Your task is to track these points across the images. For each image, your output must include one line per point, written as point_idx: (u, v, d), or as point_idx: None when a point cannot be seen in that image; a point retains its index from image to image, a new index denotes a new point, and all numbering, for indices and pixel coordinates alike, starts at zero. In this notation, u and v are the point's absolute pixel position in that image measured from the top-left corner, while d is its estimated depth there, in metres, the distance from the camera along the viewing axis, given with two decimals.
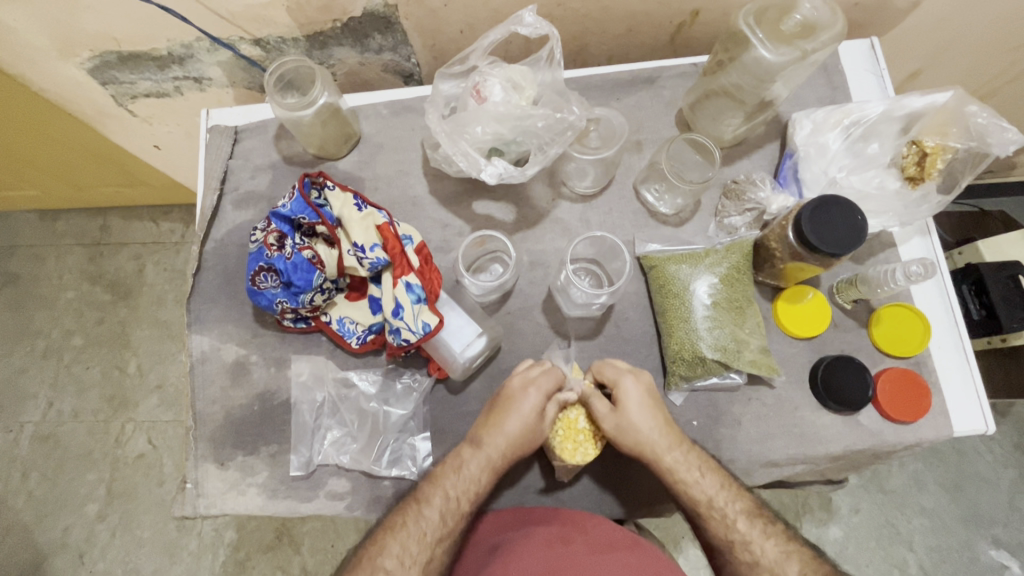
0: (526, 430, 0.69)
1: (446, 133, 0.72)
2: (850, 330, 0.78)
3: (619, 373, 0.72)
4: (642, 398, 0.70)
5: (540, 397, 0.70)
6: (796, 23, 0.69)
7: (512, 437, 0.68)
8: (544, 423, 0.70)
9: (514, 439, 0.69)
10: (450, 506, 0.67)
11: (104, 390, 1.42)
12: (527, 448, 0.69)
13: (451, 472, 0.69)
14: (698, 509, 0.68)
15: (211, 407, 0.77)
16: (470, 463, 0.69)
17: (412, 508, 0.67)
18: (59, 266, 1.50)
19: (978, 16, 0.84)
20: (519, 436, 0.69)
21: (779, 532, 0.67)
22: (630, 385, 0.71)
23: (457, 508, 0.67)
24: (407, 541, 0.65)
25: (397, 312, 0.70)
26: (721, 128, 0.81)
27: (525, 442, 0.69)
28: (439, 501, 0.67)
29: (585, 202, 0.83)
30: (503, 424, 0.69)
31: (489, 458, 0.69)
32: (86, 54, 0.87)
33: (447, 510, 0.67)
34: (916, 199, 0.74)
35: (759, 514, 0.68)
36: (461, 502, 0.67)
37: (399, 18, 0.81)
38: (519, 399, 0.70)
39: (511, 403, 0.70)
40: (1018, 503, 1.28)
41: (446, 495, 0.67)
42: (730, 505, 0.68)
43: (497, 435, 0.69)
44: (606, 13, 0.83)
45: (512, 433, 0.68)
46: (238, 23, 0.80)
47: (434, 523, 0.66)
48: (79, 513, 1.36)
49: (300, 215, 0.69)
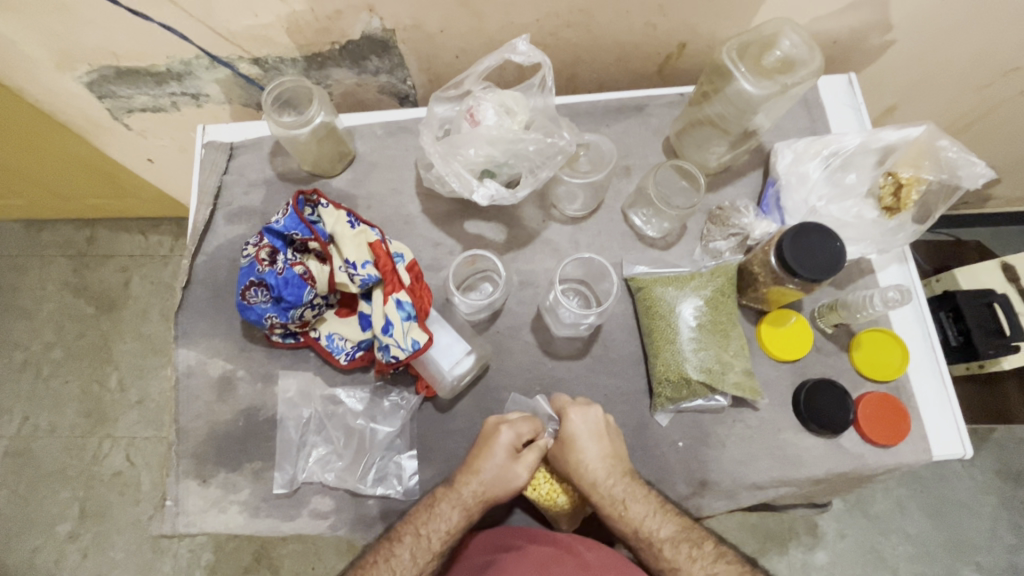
0: (499, 471, 0.69)
1: (440, 155, 0.73)
2: (832, 353, 0.79)
3: (563, 407, 0.74)
4: (585, 429, 0.72)
5: (512, 433, 0.70)
6: (776, 59, 0.73)
7: (485, 477, 0.68)
8: (518, 463, 0.69)
9: (489, 481, 0.68)
10: (421, 545, 0.67)
11: (83, 405, 1.39)
12: (501, 491, 0.68)
13: (424, 511, 0.69)
14: (629, 538, 0.69)
15: (195, 422, 0.76)
16: (443, 502, 0.69)
17: (384, 546, 0.67)
18: (42, 277, 1.48)
19: (949, 56, 0.89)
20: (493, 478, 0.68)
21: (716, 552, 0.67)
22: (575, 419, 0.72)
23: (428, 548, 0.67)
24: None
25: (386, 329, 0.70)
26: (706, 155, 0.84)
27: (499, 484, 0.69)
28: (410, 539, 0.67)
29: (575, 224, 0.85)
30: (476, 465, 0.69)
31: (462, 498, 0.68)
32: (85, 68, 0.88)
33: (418, 549, 0.67)
34: (893, 228, 0.77)
35: (685, 539, 0.67)
36: (432, 541, 0.67)
37: (396, 42, 0.84)
38: (493, 438, 0.70)
39: (485, 443, 0.70)
40: (998, 528, 1.29)
41: (417, 534, 0.67)
42: (655, 532, 0.68)
43: (472, 476, 0.69)
44: (596, 42, 0.86)
45: (484, 474, 0.68)
46: (238, 42, 0.82)
47: (405, 563, 0.66)
48: (49, 533, 1.32)
49: (293, 231, 0.70)
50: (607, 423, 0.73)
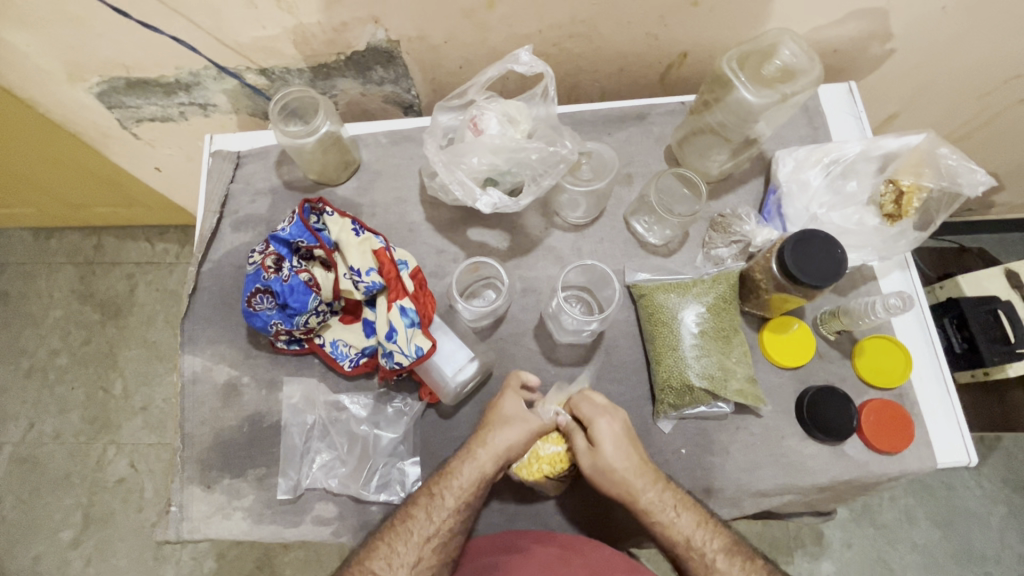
0: (510, 428, 0.71)
1: (444, 163, 0.74)
2: (835, 360, 0.79)
3: (592, 412, 0.71)
4: (613, 439, 0.69)
5: (513, 399, 0.73)
6: (776, 68, 0.74)
7: (498, 432, 0.70)
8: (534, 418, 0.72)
9: (502, 435, 0.70)
10: (434, 504, 0.68)
11: (88, 411, 1.40)
12: (515, 440, 0.70)
13: (439, 474, 0.70)
14: (677, 549, 0.68)
15: (201, 428, 0.77)
16: (456, 463, 0.70)
17: (403, 508, 0.69)
18: (50, 284, 1.49)
19: (949, 65, 0.89)
20: (505, 430, 0.70)
21: (726, 548, 0.68)
22: (604, 425, 0.70)
23: (443, 508, 0.68)
24: (397, 540, 0.66)
25: (390, 335, 0.71)
26: (708, 163, 0.84)
27: (513, 434, 0.70)
28: (424, 500, 0.68)
29: (577, 232, 0.85)
30: (487, 420, 0.71)
31: (473, 454, 0.69)
32: (95, 79, 0.90)
33: (432, 509, 0.68)
34: (895, 235, 0.77)
35: (737, 552, 0.68)
36: (445, 499, 0.68)
37: (401, 52, 0.85)
38: (498, 401, 0.73)
39: (491, 405, 0.73)
40: (1007, 538, 1.28)
41: (431, 493, 0.68)
42: (707, 543, 0.67)
43: (482, 432, 0.71)
44: (598, 52, 0.87)
45: (493, 425, 0.71)
46: (245, 53, 0.84)
47: (421, 522, 0.67)
48: (53, 540, 1.32)
49: (299, 238, 0.71)
50: (630, 432, 0.71)
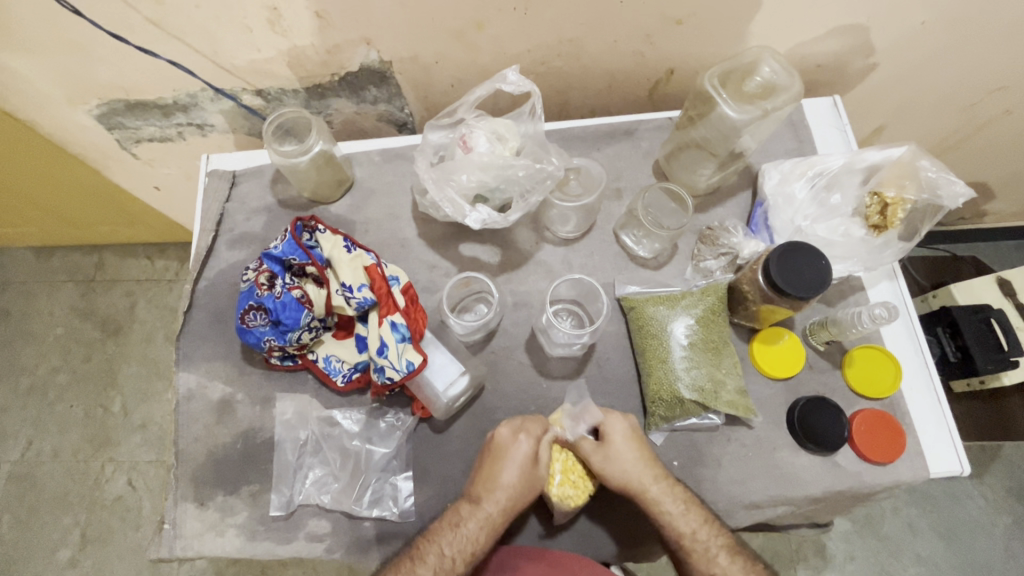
0: (525, 479, 0.70)
1: (434, 180, 0.75)
2: (824, 371, 0.80)
3: (603, 413, 0.74)
4: (626, 433, 0.73)
5: (530, 442, 0.72)
6: (757, 84, 0.76)
7: (509, 487, 0.70)
8: (540, 470, 0.71)
9: (514, 492, 0.70)
10: (445, 566, 0.66)
11: (87, 429, 1.41)
12: (522, 497, 0.70)
13: (448, 529, 0.68)
14: (683, 542, 0.68)
15: (195, 445, 0.77)
16: (469, 521, 0.68)
17: (406, 563, 0.66)
18: (51, 302, 1.51)
19: (931, 78, 0.91)
20: (517, 485, 0.70)
21: (729, 546, 0.68)
22: (615, 422, 0.73)
23: (451, 569, 0.66)
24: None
25: (381, 350, 0.72)
26: (694, 177, 0.86)
27: (523, 491, 0.70)
28: (434, 559, 0.66)
29: (568, 245, 0.86)
30: (502, 476, 0.70)
31: (488, 514, 0.69)
32: (95, 101, 0.92)
33: (441, 569, 0.66)
34: (880, 245, 0.78)
35: (739, 554, 0.68)
36: (455, 562, 0.67)
37: (394, 73, 0.87)
38: (511, 448, 0.71)
39: (502, 452, 0.71)
40: (1012, 549, 1.27)
41: (441, 553, 0.66)
42: (712, 538, 0.68)
43: (495, 488, 0.69)
44: (586, 70, 0.89)
45: (509, 485, 0.69)
46: (241, 75, 0.86)
47: None
48: (50, 560, 1.31)
49: (291, 255, 0.72)
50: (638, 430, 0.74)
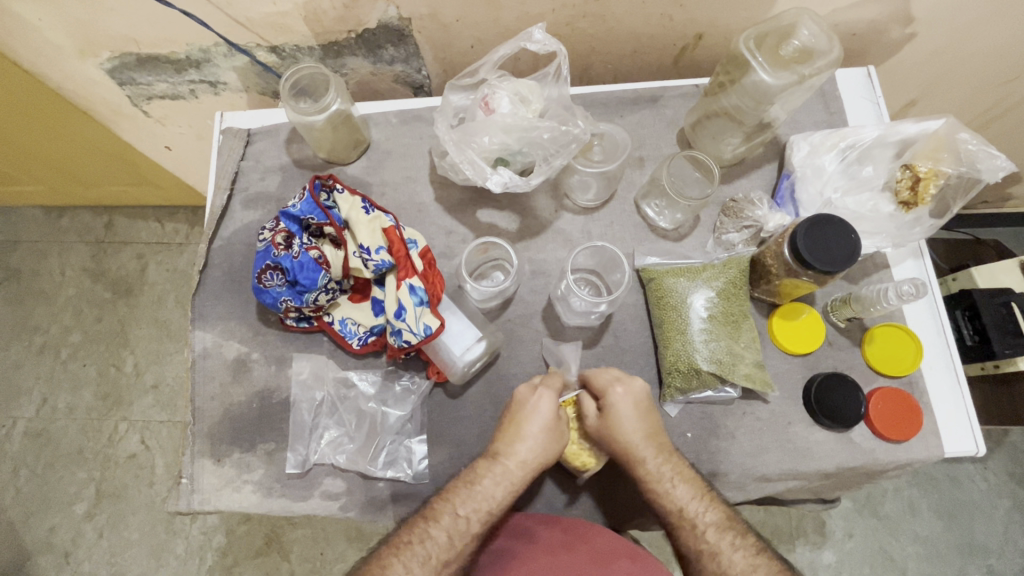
0: (542, 438, 0.70)
1: (454, 142, 0.73)
2: (844, 348, 0.79)
3: (610, 379, 0.73)
4: (631, 407, 0.71)
5: (551, 400, 0.71)
6: (795, 48, 0.72)
7: (532, 443, 0.69)
8: (563, 425, 0.72)
9: (536, 447, 0.69)
10: (460, 526, 0.65)
11: (100, 387, 1.42)
12: (549, 454, 0.70)
13: (464, 488, 0.68)
14: (669, 518, 0.68)
15: (211, 403, 0.78)
16: (486, 478, 0.68)
17: (420, 526, 0.65)
18: (62, 262, 1.51)
19: (972, 50, 0.87)
20: (540, 441, 0.70)
21: (718, 522, 0.67)
22: (619, 394, 0.71)
23: (466, 529, 0.65)
24: (412, 562, 0.63)
25: (399, 313, 0.71)
26: (721, 147, 0.83)
27: (548, 448, 0.70)
28: (448, 520, 0.65)
29: (587, 214, 0.85)
30: (521, 431, 0.70)
31: (505, 472, 0.68)
32: (106, 54, 0.90)
33: (455, 530, 0.65)
34: (910, 222, 0.76)
35: (729, 527, 0.67)
36: (472, 522, 0.66)
37: (412, 31, 0.84)
38: (532, 402, 0.71)
39: (524, 408, 0.71)
40: (1011, 532, 1.28)
41: (456, 514, 0.66)
42: (700, 515, 0.67)
43: (515, 445, 0.69)
44: (611, 33, 0.86)
45: (529, 439, 0.69)
46: (256, 29, 0.83)
47: (441, 544, 0.64)
48: (67, 513, 1.35)
49: (309, 215, 0.71)
50: (648, 396, 0.73)
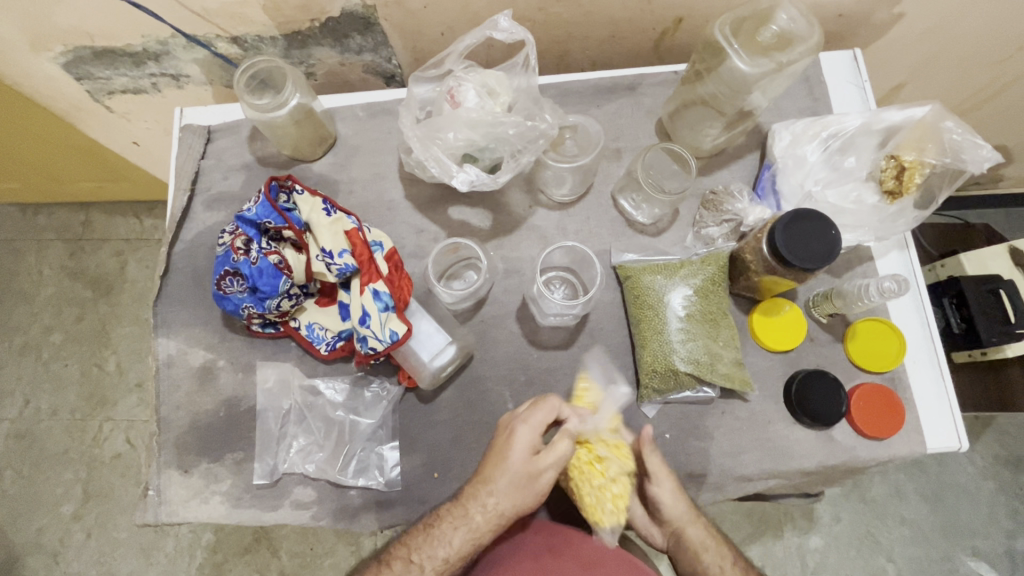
0: (516, 484, 0.64)
1: (419, 138, 0.70)
2: (826, 344, 0.77)
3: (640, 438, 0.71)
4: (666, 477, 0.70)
5: (528, 436, 0.65)
6: (773, 34, 0.68)
7: (497, 493, 0.64)
8: (540, 472, 0.65)
9: (504, 495, 0.64)
10: (410, 572, 0.63)
11: (82, 388, 1.40)
12: (520, 504, 0.64)
13: (420, 534, 0.65)
14: None
15: (177, 412, 0.75)
16: (442, 524, 0.65)
17: (376, 565, 0.66)
18: (39, 261, 1.47)
19: (962, 30, 0.84)
20: (509, 492, 0.64)
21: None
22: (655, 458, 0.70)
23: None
24: None
25: (364, 320, 0.69)
26: (700, 138, 0.80)
27: (515, 496, 0.64)
28: (399, 565, 0.64)
29: (563, 210, 0.82)
30: (490, 478, 0.64)
31: (465, 522, 0.64)
32: (59, 48, 0.85)
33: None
34: (893, 213, 0.73)
35: None
36: (422, 568, 0.63)
37: (378, 19, 0.80)
38: (508, 440, 0.66)
39: (497, 450, 0.66)
40: (998, 515, 1.28)
41: (407, 559, 0.64)
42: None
43: (480, 491, 0.64)
44: (588, 18, 0.82)
45: (495, 486, 0.64)
46: (213, 20, 0.79)
47: None
48: (54, 514, 1.34)
49: (266, 219, 0.68)
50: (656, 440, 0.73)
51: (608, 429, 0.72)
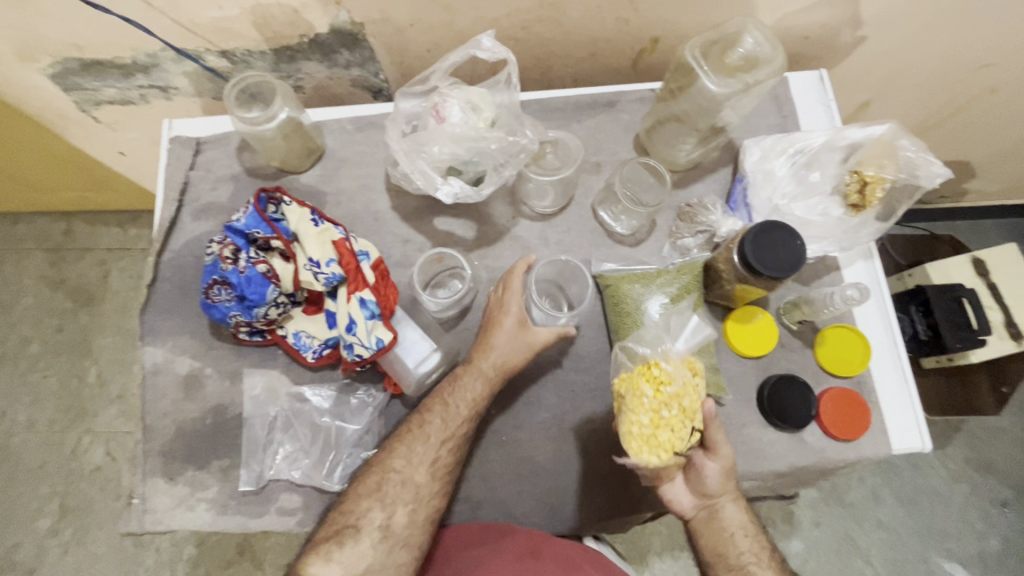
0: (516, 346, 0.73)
1: (405, 151, 0.73)
2: (796, 349, 0.80)
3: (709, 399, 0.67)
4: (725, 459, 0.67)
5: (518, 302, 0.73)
6: (739, 56, 0.72)
7: (501, 351, 0.72)
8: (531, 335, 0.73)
9: (509, 352, 0.72)
10: (450, 412, 0.71)
11: (61, 399, 1.38)
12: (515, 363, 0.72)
13: (449, 385, 0.72)
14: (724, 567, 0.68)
15: (162, 420, 0.76)
16: (466, 376, 0.72)
17: (417, 415, 0.72)
18: (19, 270, 1.46)
19: (920, 53, 0.89)
20: (509, 350, 0.72)
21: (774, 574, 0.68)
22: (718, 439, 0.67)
23: (457, 414, 0.71)
24: (414, 444, 0.70)
25: (350, 327, 0.70)
26: (675, 153, 0.84)
27: (516, 355, 0.72)
28: (438, 409, 0.71)
29: (545, 221, 0.85)
30: (493, 340, 0.73)
31: (482, 370, 0.72)
32: (48, 60, 0.86)
33: (447, 415, 0.71)
34: (856, 225, 0.78)
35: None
36: (461, 408, 0.71)
37: (366, 36, 0.83)
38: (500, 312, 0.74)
39: (494, 321, 0.74)
40: (968, 517, 1.32)
41: (445, 403, 0.71)
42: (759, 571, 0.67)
43: (488, 351, 0.73)
44: (568, 37, 0.86)
45: (500, 345, 0.72)
46: (203, 34, 0.81)
47: (438, 427, 0.70)
48: (29, 528, 1.31)
49: (255, 229, 0.69)
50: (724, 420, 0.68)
51: (675, 361, 0.68)
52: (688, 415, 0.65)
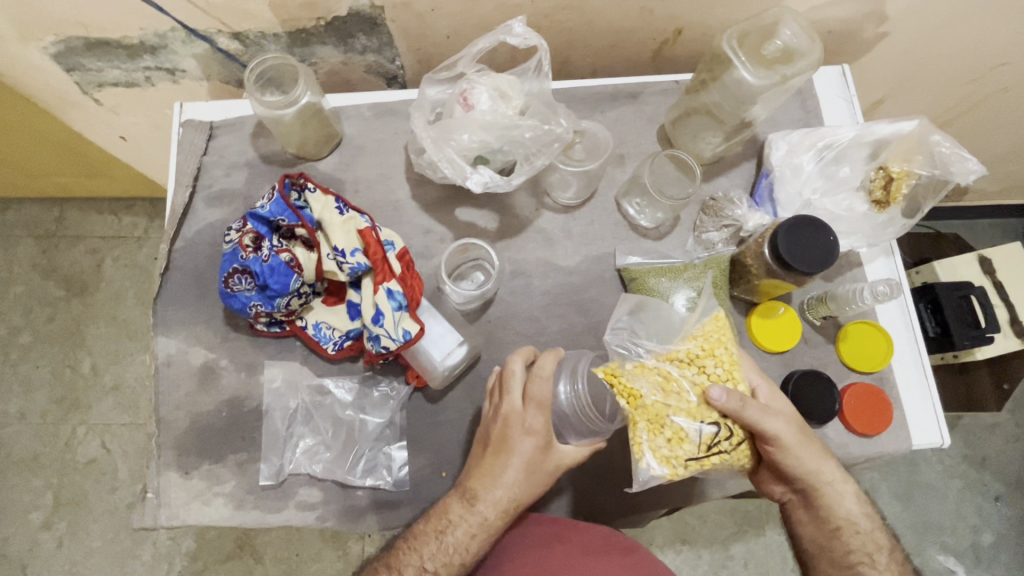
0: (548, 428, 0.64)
1: (432, 139, 0.71)
2: (819, 345, 0.81)
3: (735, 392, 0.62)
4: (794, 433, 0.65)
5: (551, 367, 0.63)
6: (777, 48, 0.72)
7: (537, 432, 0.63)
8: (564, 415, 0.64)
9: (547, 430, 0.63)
10: (506, 492, 0.63)
11: (54, 390, 1.35)
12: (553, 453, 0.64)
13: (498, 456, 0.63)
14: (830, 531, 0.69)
15: (176, 412, 0.74)
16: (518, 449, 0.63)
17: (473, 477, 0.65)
18: (9, 258, 1.41)
19: (941, 50, 0.89)
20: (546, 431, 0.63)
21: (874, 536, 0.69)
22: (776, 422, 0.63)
23: (514, 490, 0.63)
24: (469, 515, 0.63)
25: (376, 319, 0.69)
26: (701, 145, 0.83)
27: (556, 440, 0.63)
28: (494, 479, 0.63)
29: (568, 213, 0.83)
30: (529, 415, 0.63)
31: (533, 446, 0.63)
32: (50, 38, 0.83)
33: (502, 491, 0.63)
34: (883, 222, 0.78)
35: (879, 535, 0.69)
36: (515, 486, 0.63)
37: (386, 20, 0.80)
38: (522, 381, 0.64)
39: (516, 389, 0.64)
40: (965, 510, 1.35)
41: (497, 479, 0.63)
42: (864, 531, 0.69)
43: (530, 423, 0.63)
44: (590, 26, 0.84)
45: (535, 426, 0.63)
46: (217, 15, 0.78)
47: (493, 500, 0.63)
48: (22, 522, 1.28)
49: (279, 216, 0.68)
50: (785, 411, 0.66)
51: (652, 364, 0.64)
52: (697, 414, 0.62)
